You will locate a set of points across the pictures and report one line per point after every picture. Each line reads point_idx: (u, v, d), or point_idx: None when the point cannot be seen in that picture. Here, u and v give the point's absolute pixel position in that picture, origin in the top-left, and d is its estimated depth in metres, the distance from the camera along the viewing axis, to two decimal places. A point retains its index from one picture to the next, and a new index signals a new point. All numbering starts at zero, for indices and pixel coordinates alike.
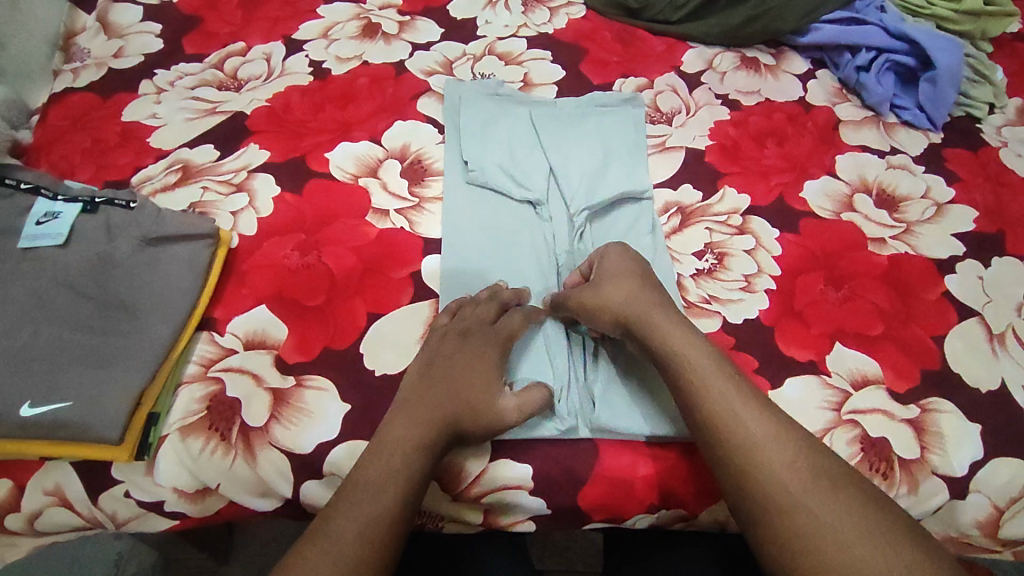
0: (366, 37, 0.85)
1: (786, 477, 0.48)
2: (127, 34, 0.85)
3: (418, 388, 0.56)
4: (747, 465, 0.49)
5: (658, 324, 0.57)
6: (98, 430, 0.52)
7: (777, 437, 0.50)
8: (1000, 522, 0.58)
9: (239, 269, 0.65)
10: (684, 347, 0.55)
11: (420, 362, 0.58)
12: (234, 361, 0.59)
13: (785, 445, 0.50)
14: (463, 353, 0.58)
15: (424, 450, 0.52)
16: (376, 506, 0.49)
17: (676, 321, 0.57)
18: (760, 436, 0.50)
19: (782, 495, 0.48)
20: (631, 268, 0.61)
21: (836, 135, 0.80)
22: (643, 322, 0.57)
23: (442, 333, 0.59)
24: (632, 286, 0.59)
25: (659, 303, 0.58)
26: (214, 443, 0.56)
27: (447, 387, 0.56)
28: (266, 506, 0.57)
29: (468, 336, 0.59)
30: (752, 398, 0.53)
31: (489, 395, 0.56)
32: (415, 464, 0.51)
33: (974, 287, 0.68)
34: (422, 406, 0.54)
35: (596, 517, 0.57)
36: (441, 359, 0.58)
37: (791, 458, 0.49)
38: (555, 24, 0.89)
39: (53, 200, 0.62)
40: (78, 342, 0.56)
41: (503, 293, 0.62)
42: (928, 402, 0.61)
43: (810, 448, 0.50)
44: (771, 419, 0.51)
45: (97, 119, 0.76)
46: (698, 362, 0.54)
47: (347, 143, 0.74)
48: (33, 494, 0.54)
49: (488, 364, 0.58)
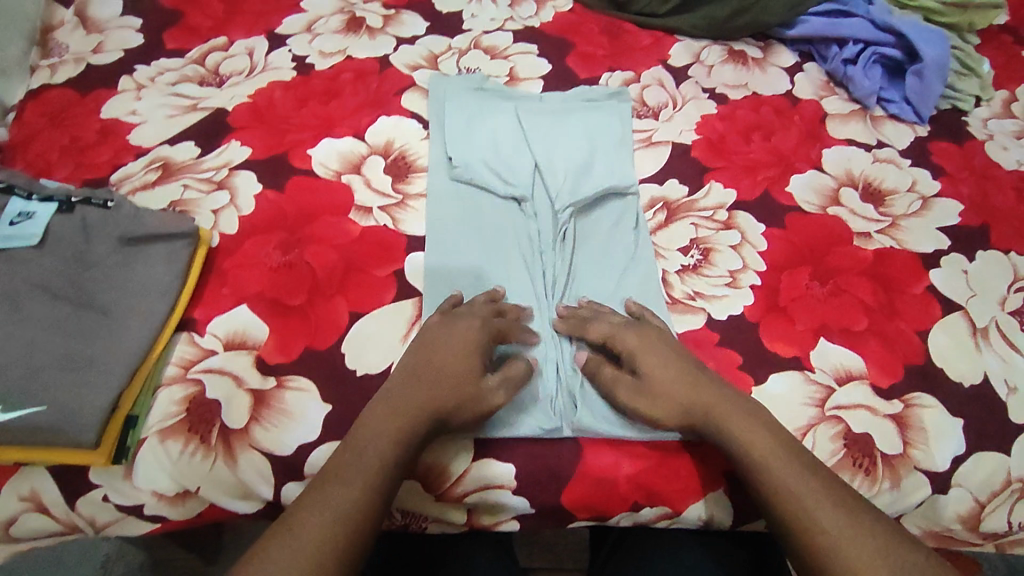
0: (350, 31, 0.84)
1: (836, 544, 0.47)
2: (106, 29, 0.84)
3: (407, 375, 0.56)
4: (801, 534, 0.49)
5: (721, 419, 0.54)
6: (72, 435, 0.51)
7: (829, 502, 0.49)
8: (982, 516, 0.58)
9: (219, 268, 0.64)
10: (746, 433, 0.53)
11: (415, 347, 0.58)
12: (214, 362, 0.59)
13: (834, 512, 0.48)
14: (446, 340, 0.57)
15: (401, 442, 0.52)
16: (343, 501, 0.48)
17: (738, 408, 0.55)
18: (807, 501, 0.49)
19: (837, 567, 0.46)
20: (672, 347, 0.58)
21: (822, 129, 0.80)
22: (706, 417, 0.55)
23: (439, 323, 0.59)
24: (685, 375, 0.56)
25: (710, 385, 0.56)
26: (194, 446, 0.55)
27: (430, 373, 0.55)
28: (247, 508, 0.56)
29: (455, 324, 0.58)
30: (802, 465, 0.51)
31: (464, 377, 0.55)
32: (390, 455, 0.51)
33: (958, 281, 0.68)
34: (409, 392, 0.54)
35: (580, 515, 0.57)
36: (428, 349, 0.57)
37: (844, 523, 0.48)
38: (542, 17, 0.88)
39: (28, 199, 0.61)
40: (53, 344, 0.55)
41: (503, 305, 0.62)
42: (912, 397, 0.61)
43: (860, 511, 0.49)
44: (816, 480, 0.50)
45: (75, 116, 0.75)
46: (756, 442, 0.53)
47: (330, 139, 0.73)
48: (9, 499, 0.54)
49: (471, 351, 0.57)
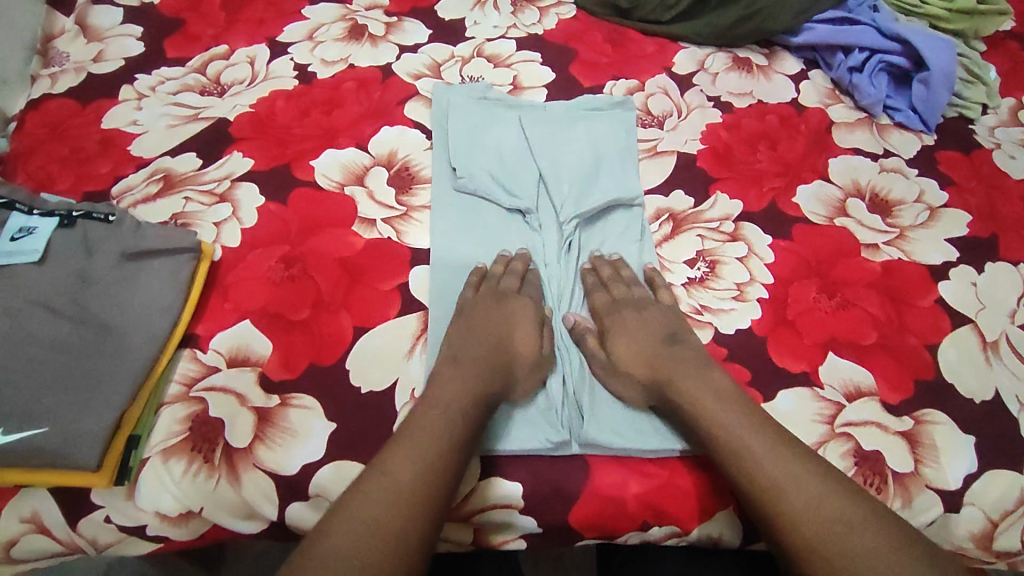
0: (352, 38, 0.84)
1: (795, 493, 0.51)
2: (106, 38, 0.84)
3: (460, 343, 0.59)
4: (755, 488, 0.52)
5: (680, 384, 0.57)
6: (74, 457, 0.51)
7: (779, 454, 0.53)
8: (994, 535, 0.57)
9: (222, 282, 0.63)
10: (702, 395, 0.56)
11: (461, 323, 0.61)
12: (217, 379, 0.58)
13: (789, 463, 0.52)
14: (498, 310, 0.62)
15: (473, 396, 0.55)
16: (409, 474, 0.50)
17: (693, 372, 0.58)
18: (761, 454, 0.53)
19: (807, 533, 0.49)
20: (641, 321, 0.62)
21: (828, 138, 0.80)
22: (668, 386, 0.58)
23: (478, 300, 0.63)
24: (648, 347, 0.60)
25: (677, 354, 0.59)
26: (198, 465, 0.54)
27: (483, 337, 0.60)
28: (251, 528, 0.56)
29: (506, 296, 0.63)
30: (757, 421, 0.55)
31: (521, 342, 0.61)
32: (471, 415, 0.54)
33: (968, 293, 0.67)
34: (476, 359, 0.58)
35: (588, 534, 0.57)
36: (475, 321, 0.61)
37: (795, 472, 0.52)
38: (545, 25, 0.88)
39: (28, 214, 0.60)
40: (55, 363, 0.54)
41: (516, 263, 0.66)
42: (922, 413, 0.60)
43: (811, 460, 0.53)
44: (772, 433, 0.54)
45: (76, 127, 0.75)
46: (711, 401, 0.56)
47: (333, 150, 0.73)
48: (9, 521, 0.53)
49: (524, 316, 0.62)
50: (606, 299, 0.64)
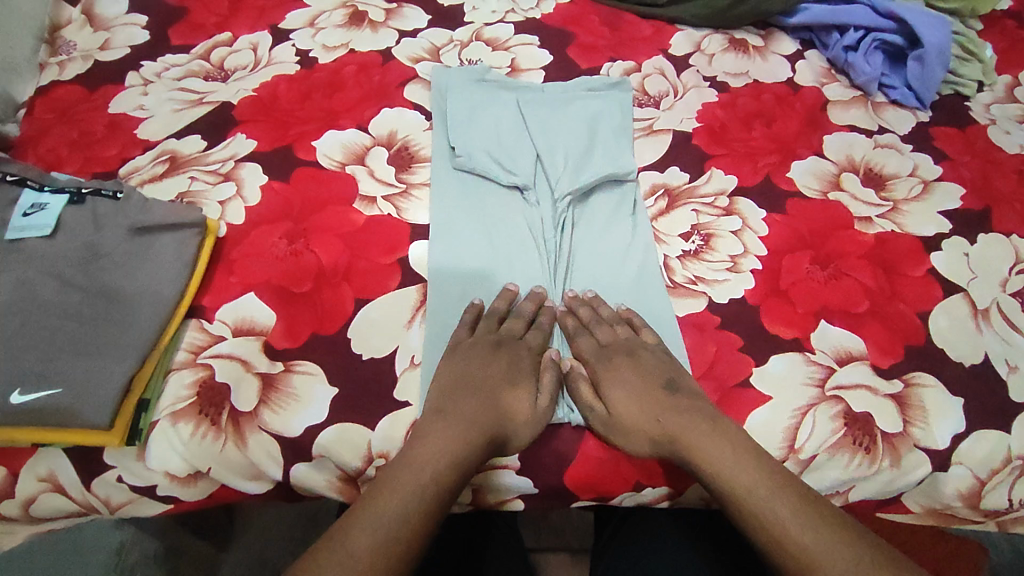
0: (353, 25, 0.86)
1: (834, 561, 0.48)
2: (113, 27, 0.86)
3: (452, 396, 0.57)
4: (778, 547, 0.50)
5: (687, 438, 0.55)
6: (87, 417, 0.53)
7: (811, 516, 0.50)
8: (983, 494, 0.59)
9: (227, 257, 0.65)
10: (709, 449, 0.54)
11: (453, 371, 0.58)
12: (223, 348, 0.60)
13: (805, 521, 0.50)
14: (489, 363, 0.59)
15: (451, 463, 0.52)
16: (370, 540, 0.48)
17: (703, 425, 0.55)
18: (788, 515, 0.50)
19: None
20: (640, 368, 0.59)
21: (823, 115, 0.80)
22: (675, 439, 0.56)
23: (473, 342, 0.60)
24: (648, 396, 0.58)
25: (680, 405, 0.57)
26: (205, 428, 0.56)
27: (473, 391, 0.57)
28: (257, 489, 0.58)
29: (501, 348, 0.60)
30: (775, 477, 0.52)
31: (517, 398, 0.57)
32: (446, 479, 0.52)
33: (960, 263, 0.68)
34: (464, 414, 0.55)
35: (584, 496, 0.58)
36: (467, 374, 0.58)
37: (816, 531, 0.49)
38: (542, 9, 0.89)
39: (40, 191, 0.62)
40: (66, 329, 0.56)
41: (526, 305, 0.63)
42: (912, 376, 0.61)
43: (823, 512, 0.50)
44: (786, 489, 0.52)
45: (84, 112, 0.77)
46: (720, 457, 0.53)
47: (335, 131, 0.74)
48: (28, 480, 0.55)
49: (519, 369, 0.59)
50: (608, 337, 0.62)
